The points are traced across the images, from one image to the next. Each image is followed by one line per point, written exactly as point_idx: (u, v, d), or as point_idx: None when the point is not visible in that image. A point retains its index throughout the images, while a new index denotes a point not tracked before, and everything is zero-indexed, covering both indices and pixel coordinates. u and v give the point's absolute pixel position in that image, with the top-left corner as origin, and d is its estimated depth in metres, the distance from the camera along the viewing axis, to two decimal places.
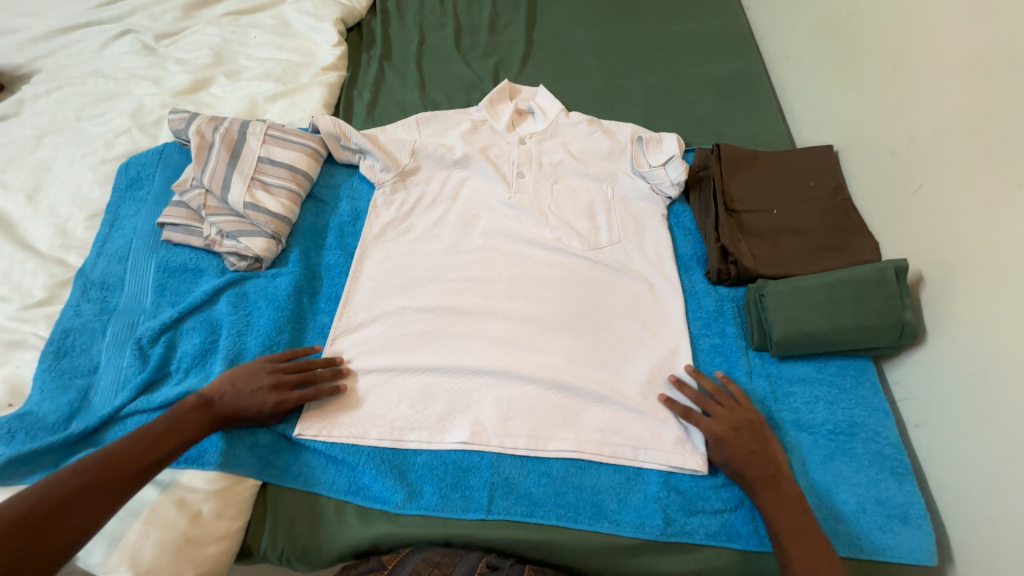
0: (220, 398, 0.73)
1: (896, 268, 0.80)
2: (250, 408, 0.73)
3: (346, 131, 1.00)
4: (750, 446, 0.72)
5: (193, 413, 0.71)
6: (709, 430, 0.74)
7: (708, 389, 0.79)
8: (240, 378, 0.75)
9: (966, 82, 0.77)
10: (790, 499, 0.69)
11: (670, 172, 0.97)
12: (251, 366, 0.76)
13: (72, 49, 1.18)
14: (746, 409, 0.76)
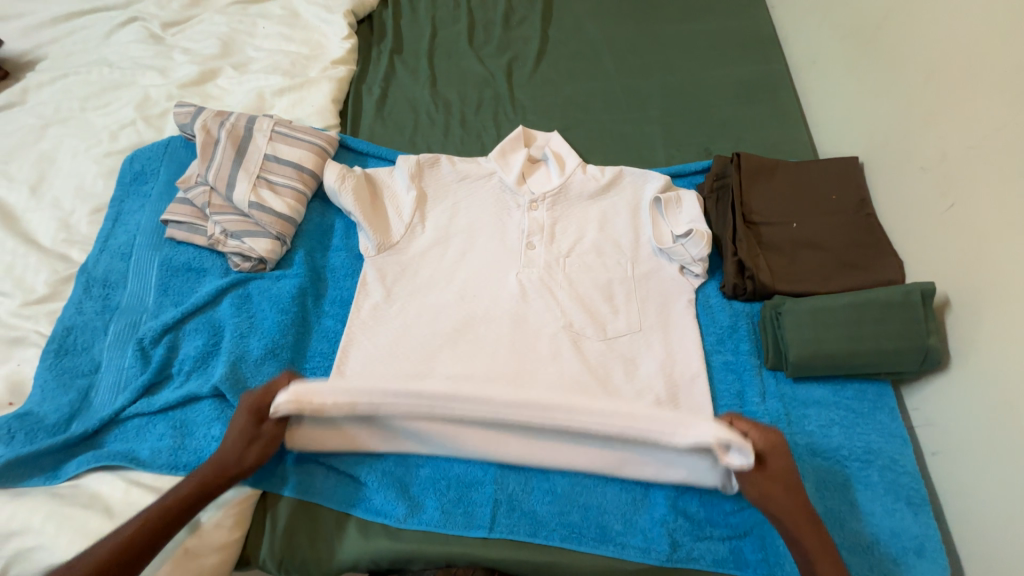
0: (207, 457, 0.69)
1: (922, 291, 0.77)
2: (235, 453, 0.68)
3: (344, 183, 0.91)
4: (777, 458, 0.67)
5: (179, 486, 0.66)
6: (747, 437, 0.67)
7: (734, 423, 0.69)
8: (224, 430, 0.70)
9: (1008, 96, 0.72)
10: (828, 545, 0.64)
11: (690, 248, 0.87)
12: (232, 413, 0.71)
13: (78, 36, 1.15)
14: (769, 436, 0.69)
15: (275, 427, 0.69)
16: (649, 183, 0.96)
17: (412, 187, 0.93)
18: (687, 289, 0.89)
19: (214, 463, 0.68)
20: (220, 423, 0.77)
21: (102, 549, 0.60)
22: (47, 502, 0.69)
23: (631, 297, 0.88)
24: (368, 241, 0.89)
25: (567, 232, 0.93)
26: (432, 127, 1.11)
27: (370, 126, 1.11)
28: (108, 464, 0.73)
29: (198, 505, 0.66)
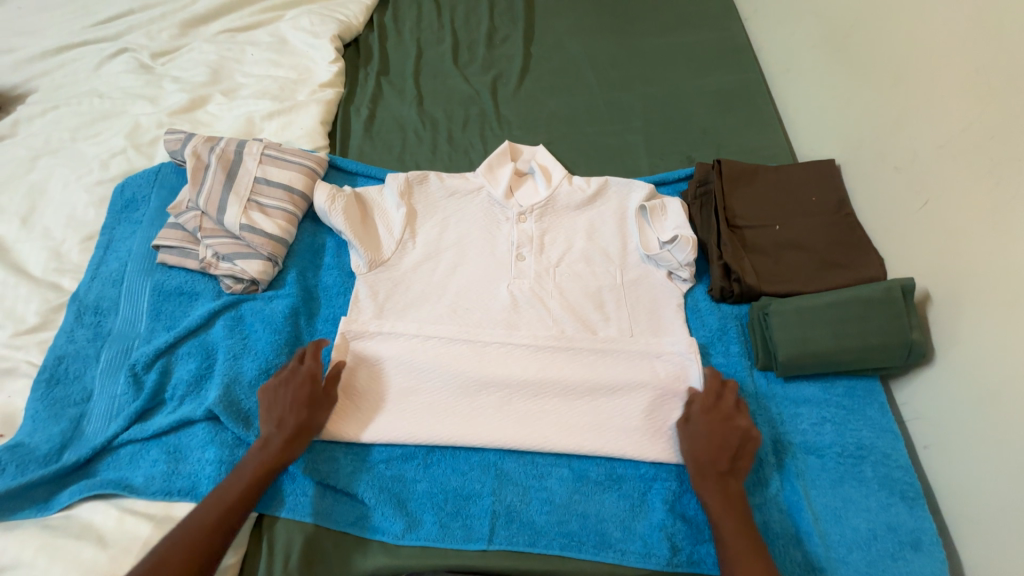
0: (274, 430, 0.73)
1: (903, 287, 0.79)
2: (307, 414, 0.75)
3: (336, 204, 0.91)
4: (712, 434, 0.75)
5: (254, 456, 0.72)
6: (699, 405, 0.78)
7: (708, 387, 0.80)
8: (281, 404, 0.75)
9: (971, 98, 0.76)
10: (733, 501, 0.71)
11: (676, 254, 0.89)
12: (287, 389, 0.76)
13: (69, 68, 1.17)
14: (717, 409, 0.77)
15: (332, 386, 0.78)
16: (635, 192, 0.98)
17: (402, 204, 0.95)
18: (675, 293, 0.91)
19: (288, 431, 0.73)
20: (214, 446, 0.76)
21: (211, 517, 0.65)
22: (39, 534, 0.68)
23: (621, 305, 0.89)
24: (359, 259, 0.90)
25: (555, 242, 0.94)
26: (421, 146, 1.13)
27: (360, 146, 1.13)
28: (101, 492, 0.72)
29: (280, 469, 0.72)
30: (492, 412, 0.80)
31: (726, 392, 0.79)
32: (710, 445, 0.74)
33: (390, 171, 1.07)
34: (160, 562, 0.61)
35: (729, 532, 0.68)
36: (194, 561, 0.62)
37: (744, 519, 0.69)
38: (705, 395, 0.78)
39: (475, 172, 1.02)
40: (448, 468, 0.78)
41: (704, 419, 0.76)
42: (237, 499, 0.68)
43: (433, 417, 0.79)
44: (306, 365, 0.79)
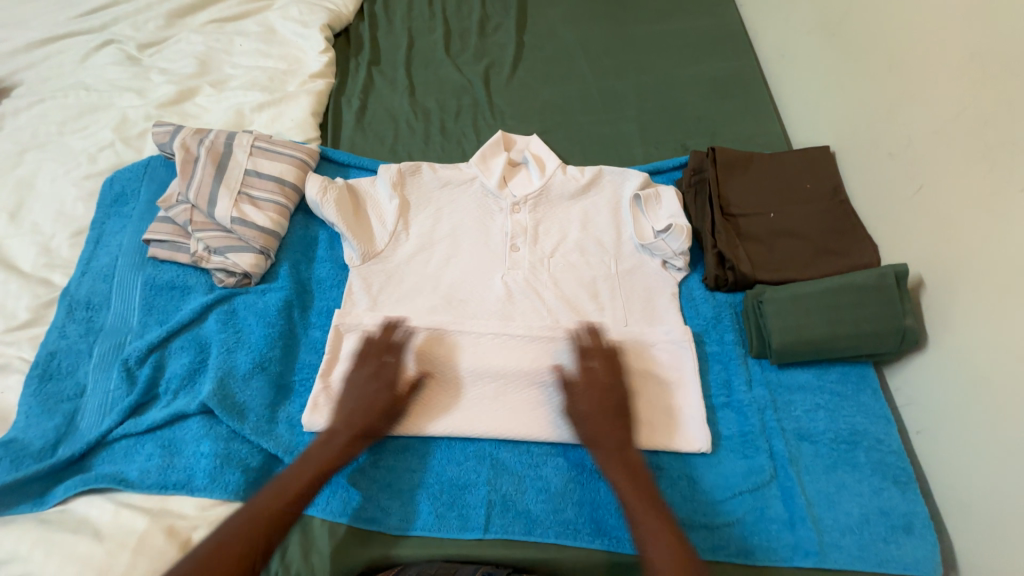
0: (341, 428, 0.74)
1: (896, 273, 0.79)
2: (379, 421, 0.76)
3: (328, 196, 0.91)
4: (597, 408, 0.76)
5: (315, 451, 0.72)
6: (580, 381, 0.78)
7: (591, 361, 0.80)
8: (354, 403, 0.76)
9: (965, 83, 0.75)
10: (632, 468, 0.72)
11: (671, 243, 0.89)
12: (361, 390, 0.77)
13: (54, 61, 1.15)
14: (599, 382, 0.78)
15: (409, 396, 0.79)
16: (629, 181, 0.98)
17: (395, 196, 0.94)
18: (669, 282, 0.91)
19: (356, 432, 0.74)
20: (210, 440, 0.76)
21: (271, 507, 0.67)
22: (35, 529, 0.68)
23: (615, 294, 0.89)
24: (353, 251, 0.89)
25: (550, 232, 0.94)
26: (413, 136, 1.11)
27: (351, 138, 1.12)
28: (97, 487, 0.72)
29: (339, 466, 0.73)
30: (487, 403, 0.80)
31: (601, 364, 0.80)
32: (596, 415, 0.76)
33: (382, 163, 1.06)
34: (224, 546, 0.63)
35: (633, 499, 0.69)
36: (253, 549, 0.64)
37: (643, 486, 0.70)
38: (584, 369, 0.79)
39: (468, 162, 1.01)
40: (443, 458, 0.78)
41: (586, 393, 0.77)
42: (297, 493, 0.69)
43: (429, 408, 0.80)
44: (390, 371, 0.79)
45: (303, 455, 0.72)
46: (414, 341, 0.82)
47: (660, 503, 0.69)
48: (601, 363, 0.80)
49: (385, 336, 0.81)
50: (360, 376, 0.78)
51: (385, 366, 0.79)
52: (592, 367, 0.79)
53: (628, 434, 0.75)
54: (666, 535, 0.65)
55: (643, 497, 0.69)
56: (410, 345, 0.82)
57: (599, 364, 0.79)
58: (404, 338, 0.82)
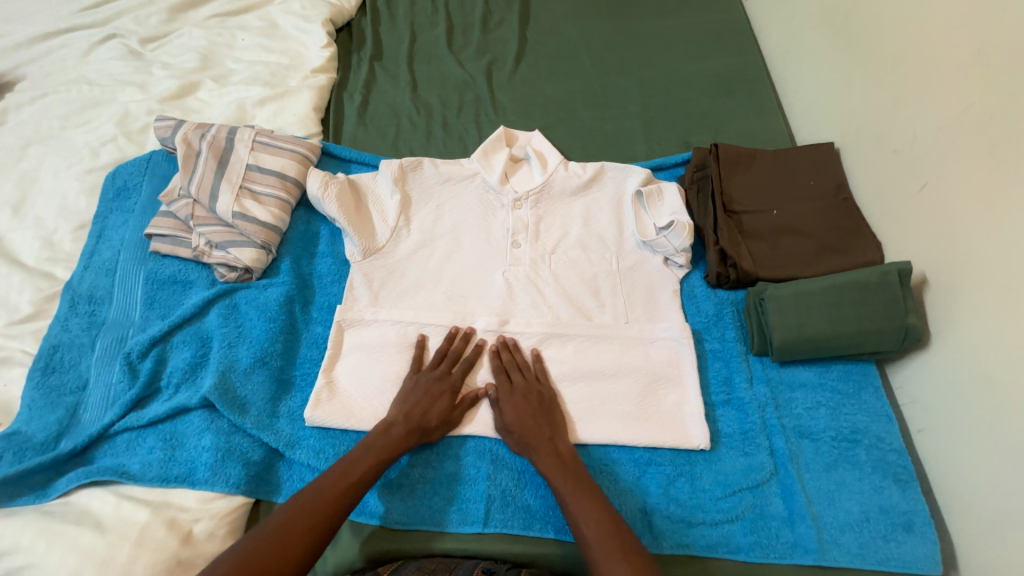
0: (400, 421, 0.74)
1: (899, 271, 0.78)
2: (435, 423, 0.76)
3: (329, 191, 0.90)
4: (524, 406, 0.76)
5: (376, 440, 0.72)
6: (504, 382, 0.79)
7: (517, 360, 0.81)
8: (412, 402, 0.76)
9: (972, 78, 0.75)
10: (567, 463, 0.72)
11: (672, 240, 0.88)
12: (421, 391, 0.77)
13: (56, 55, 1.15)
14: (530, 381, 0.79)
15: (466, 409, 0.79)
16: (631, 177, 0.97)
17: (396, 191, 0.94)
18: (671, 279, 0.91)
19: (413, 425, 0.74)
20: (211, 433, 0.77)
21: (332, 491, 0.66)
22: (37, 520, 0.69)
23: (616, 292, 0.88)
24: (354, 246, 0.89)
25: (551, 229, 0.94)
26: (415, 132, 1.11)
27: (353, 133, 1.12)
28: (99, 479, 0.73)
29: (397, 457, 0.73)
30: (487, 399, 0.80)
31: (523, 363, 0.81)
32: (523, 416, 0.76)
33: (384, 158, 1.05)
34: (292, 521, 0.63)
35: (567, 490, 0.69)
36: (318, 527, 0.63)
37: (577, 477, 0.70)
38: (498, 380, 0.79)
39: (470, 158, 1.00)
40: (443, 454, 0.78)
41: (510, 395, 0.77)
42: (360, 477, 0.69)
43: None
44: (453, 377, 0.80)
45: (365, 442, 0.72)
46: (486, 356, 0.83)
47: (596, 492, 0.69)
48: (520, 366, 0.81)
49: (454, 347, 0.82)
50: (429, 375, 0.79)
51: (449, 376, 0.79)
52: (506, 372, 0.80)
53: (557, 432, 0.75)
54: (603, 520, 0.66)
55: (580, 488, 0.69)
56: (479, 361, 0.83)
57: (513, 370, 0.80)
58: (476, 350, 0.83)
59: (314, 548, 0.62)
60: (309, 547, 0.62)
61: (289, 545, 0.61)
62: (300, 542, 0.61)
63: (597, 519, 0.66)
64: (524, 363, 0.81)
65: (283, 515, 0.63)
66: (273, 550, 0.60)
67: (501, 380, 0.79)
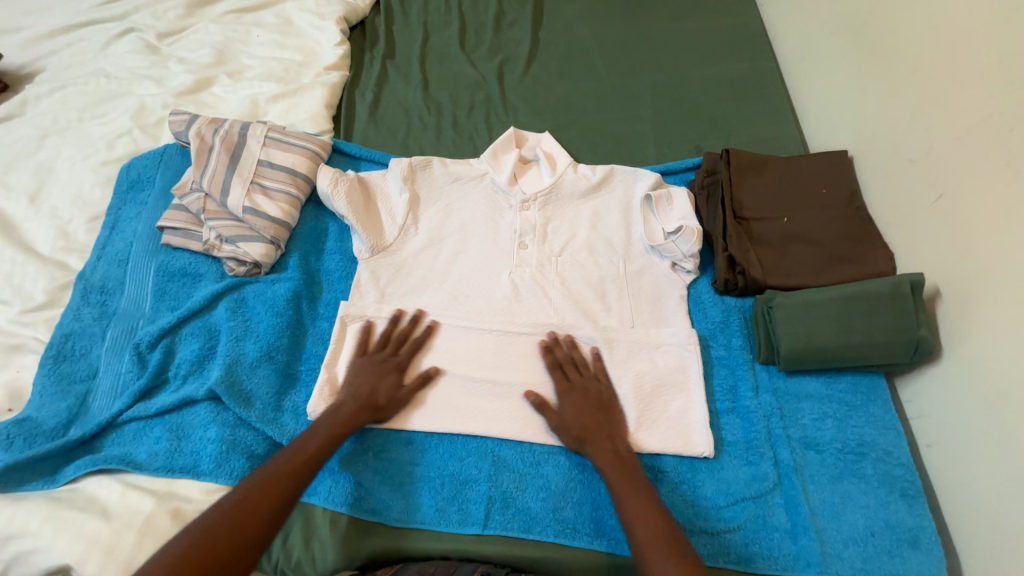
0: (348, 399, 0.76)
1: (912, 282, 0.77)
2: (383, 401, 0.77)
3: (339, 187, 0.91)
4: (582, 403, 0.77)
5: (327, 419, 0.74)
6: (561, 378, 0.80)
7: (575, 356, 0.82)
8: (360, 383, 0.78)
9: (992, 87, 0.73)
10: (623, 461, 0.72)
11: (681, 245, 0.88)
12: (368, 371, 0.79)
13: (75, 47, 1.17)
14: (590, 379, 0.80)
15: (415, 388, 0.80)
16: (640, 181, 0.97)
17: (405, 190, 0.94)
18: (678, 284, 0.90)
19: (362, 403, 0.76)
20: (216, 425, 0.77)
21: (286, 466, 0.67)
22: (45, 505, 0.70)
23: (623, 297, 0.88)
24: (361, 244, 0.90)
25: (559, 231, 0.94)
26: (425, 131, 1.11)
27: (364, 131, 1.12)
28: (106, 467, 0.74)
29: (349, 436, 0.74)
30: (490, 401, 0.80)
31: (583, 360, 0.82)
32: (582, 413, 0.77)
33: (394, 156, 1.06)
34: (250, 497, 0.64)
35: (622, 488, 0.69)
36: (275, 502, 0.64)
37: (632, 476, 0.70)
38: (555, 377, 0.80)
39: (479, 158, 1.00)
40: (445, 453, 0.78)
41: (568, 393, 0.78)
42: (314, 454, 0.70)
43: (432, 404, 0.80)
44: (399, 357, 0.81)
45: (316, 423, 0.73)
46: (435, 335, 0.84)
47: (649, 490, 0.69)
48: (577, 364, 0.81)
49: (406, 329, 0.83)
50: (375, 357, 0.81)
51: (395, 357, 0.81)
52: (562, 370, 0.81)
53: (614, 432, 0.76)
54: (654, 517, 0.66)
55: (634, 486, 0.69)
56: (429, 341, 0.84)
57: (570, 368, 0.81)
58: (425, 331, 0.84)
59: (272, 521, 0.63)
60: (266, 522, 0.63)
61: (245, 521, 0.62)
62: (256, 518, 0.62)
63: (649, 517, 0.66)
64: (582, 362, 0.81)
65: (241, 492, 0.64)
66: (230, 526, 0.61)
67: (559, 377, 0.80)
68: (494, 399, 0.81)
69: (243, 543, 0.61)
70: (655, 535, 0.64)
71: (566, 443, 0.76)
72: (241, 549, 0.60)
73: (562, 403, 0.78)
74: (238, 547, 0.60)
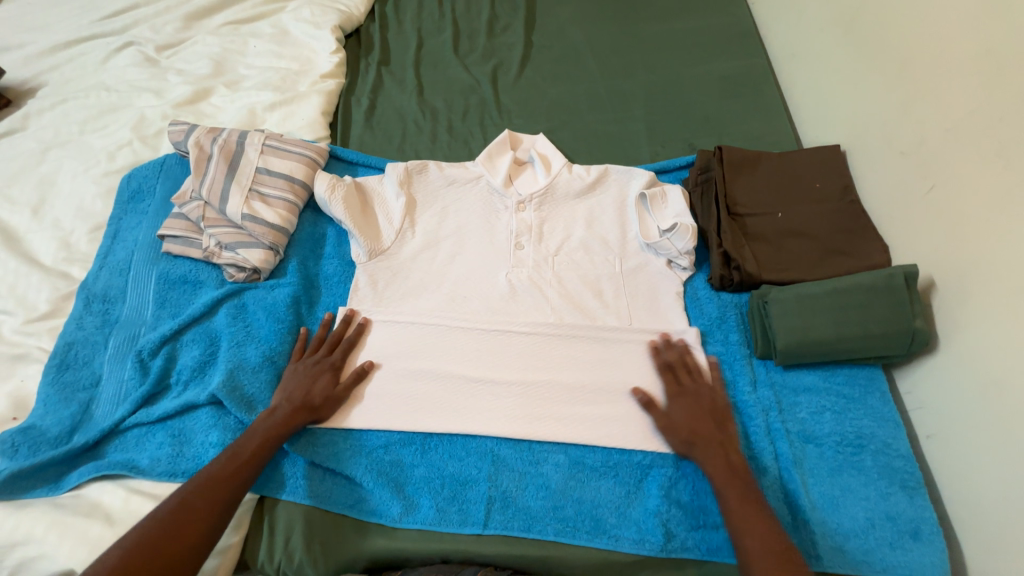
0: (284, 401, 0.77)
1: (905, 274, 0.77)
2: (319, 400, 0.78)
3: (336, 193, 0.92)
4: (697, 410, 0.77)
5: (262, 423, 0.74)
6: (671, 385, 0.80)
7: (686, 360, 0.82)
8: (295, 384, 0.79)
9: (980, 79, 0.74)
10: (735, 471, 0.71)
11: (676, 242, 0.88)
12: (301, 373, 0.80)
13: (77, 62, 1.19)
14: (706, 386, 0.80)
15: (352, 383, 0.81)
16: (635, 180, 0.97)
17: (401, 194, 0.95)
18: (674, 281, 0.90)
19: (297, 405, 0.77)
20: (218, 430, 0.78)
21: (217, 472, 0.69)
22: (50, 511, 0.71)
23: (620, 295, 0.89)
24: (359, 248, 0.91)
25: (554, 231, 0.94)
26: (420, 135, 1.13)
27: (360, 137, 1.13)
28: (109, 473, 0.74)
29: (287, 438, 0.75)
30: (489, 400, 0.81)
31: (692, 366, 0.82)
32: (696, 418, 0.76)
33: (390, 161, 1.07)
34: (188, 506, 0.65)
35: (734, 499, 0.68)
36: (213, 508, 0.66)
37: (744, 486, 0.69)
38: (666, 379, 0.80)
39: (474, 161, 1.01)
40: (445, 454, 0.79)
41: (677, 400, 0.78)
42: (251, 458, 0.71)
43: (431, 405, 0.81)
44: (332, 356, 0.82)
45: (252, 428, 0.74)
46: (368, 331, 0.86)
47: (760, 503, 0.68)
48: (689, 369, 0.81)
49: (343, 328, 0.85)
50: (309, 360, 0.82)
51: (329, 357, 0.82)
52: (674, 373, 0.81)
53: (728, 441, 0.75)
54: (765, 531, 0.65)
55: (745, 498, 0.68)
56: (362, 339, 0.85)
57: (681, 372, 0.81)
58: (358, 329, 0.85)
59: (212, 529, 0.65)
60: (203, 527, 0.64)
61: (185, 532, 0.63)
62: (195, 528, 0.64)
63: (763, 531, 0.65)
64: (694, 367, 0.81)
65: (177, 504, 0.65)
66: (169, 538, 0.62)
67: (669, 380, 0.80)
68: (493, 399, 0.81)
69: (184, 554, 0.62)
70: (765, 550, 0.64)
71: (674, 446, 0.76)
72: (182, 559, 0.62)
73: (674, 407, 0.78)
74: (177, 559, 0.62)
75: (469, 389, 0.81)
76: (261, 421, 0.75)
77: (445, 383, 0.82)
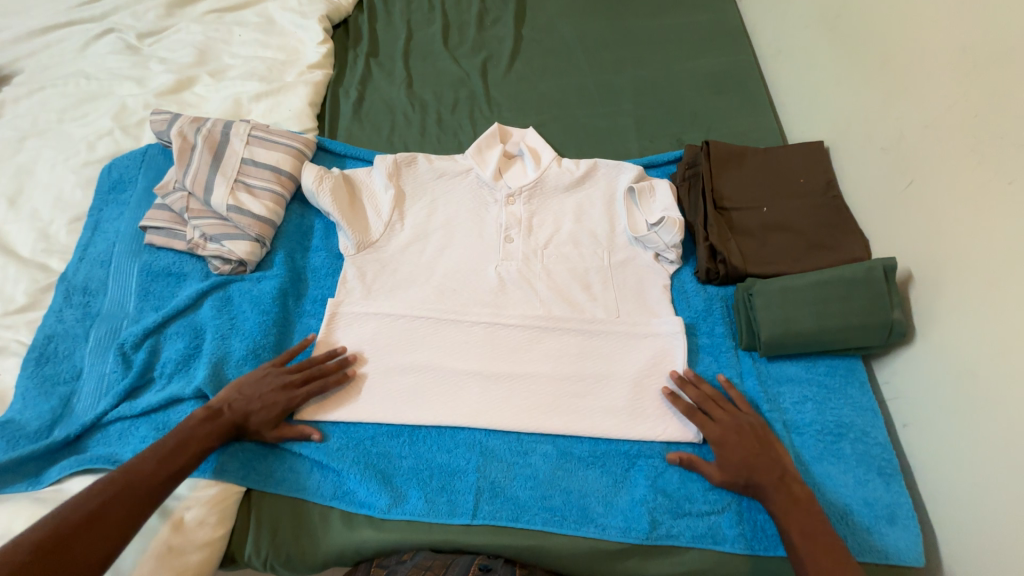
0: (229, 408, 0.74)
1: (884, 267, 0.79)
2: (253, 430, 0.75)
3: (323, 184, 0.91)
4: (745, 448, 0.73)
5: (199, 426, 0.72)
6: (711, 433, 0.75)
7: (709, 393, 0.79)
8: (247, 400, 0.75)
9: (957, 76, 0.76)
10: (800, 501, 0.70)
11: (663, 235, 0.89)
12: (259, 394, 0.76)
13: (54, 49, 1.15)
14: (745, 413, 0.77)
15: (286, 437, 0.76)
16: (623, 174, 0.98)
17: (390, 186, 0.95)
18: (662, 274, 0.91)
19: (236, 420, 0.74)
20: None
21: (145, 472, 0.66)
22: (30, 506, 0.69)
23: (609, 288, 0.89)
24: (348, 240, 0.90)
25: (543, 225, 0.95)
26: (409, 128, 1.12)
27: (348, 129, 1.12)
28: (90, 467, 0.73)
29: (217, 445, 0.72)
30: (478, 392, 0.81)
31: (717, 399, 0.79)
32: (739, 454, 0.73)
33: (378, 153, 1.06)
34: (106, 506, 0.62)
35: (798, 533, 0.67)
36: (138, 511, 0.64)
37: (809, 520, 0.68)
38: (699, 421, 0.77)
39: (464, 154, 1.01)
40: (434, 445, 0.79)
41: (719, 438, 0.75)
42: (187, 460, 0.69)
43: (420, 397, 0.81)
44: (290, 398, 0.76)
45: (187, 429, 0.71)
46: (358, 387, 0.81)
47: (829, 536, 0.67)
48: (719, 402, 0.78)
49: (328, 369, 0.80)
50: (276, 386, 0.76)
51: (294, 398, 0.76)
52: (705, 412, 0.78)
53: (786, 471, 0.72)
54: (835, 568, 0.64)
55: (810, 531, 0.67)
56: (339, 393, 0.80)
57: (712, 408, 0.78)
58: (337, 373, 0.80)
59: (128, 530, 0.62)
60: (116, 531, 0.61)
61: (97, 534, 0.60)
62: (109, 530, 0.61)
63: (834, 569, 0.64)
64: (721, 398, 0.79)
65: (96, 502, 0.62)
66: (79, 539, 0.59)
67: (703, 421, 0.77)
68: (481, 391, 0.81)
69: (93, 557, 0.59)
70: None
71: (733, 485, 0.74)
72: (88, 563, 0.59)
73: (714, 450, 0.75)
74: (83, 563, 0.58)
75: (457, 381, 0.82)
76: (193, 420, 0.72)
77: (434, 375, 0.82)
